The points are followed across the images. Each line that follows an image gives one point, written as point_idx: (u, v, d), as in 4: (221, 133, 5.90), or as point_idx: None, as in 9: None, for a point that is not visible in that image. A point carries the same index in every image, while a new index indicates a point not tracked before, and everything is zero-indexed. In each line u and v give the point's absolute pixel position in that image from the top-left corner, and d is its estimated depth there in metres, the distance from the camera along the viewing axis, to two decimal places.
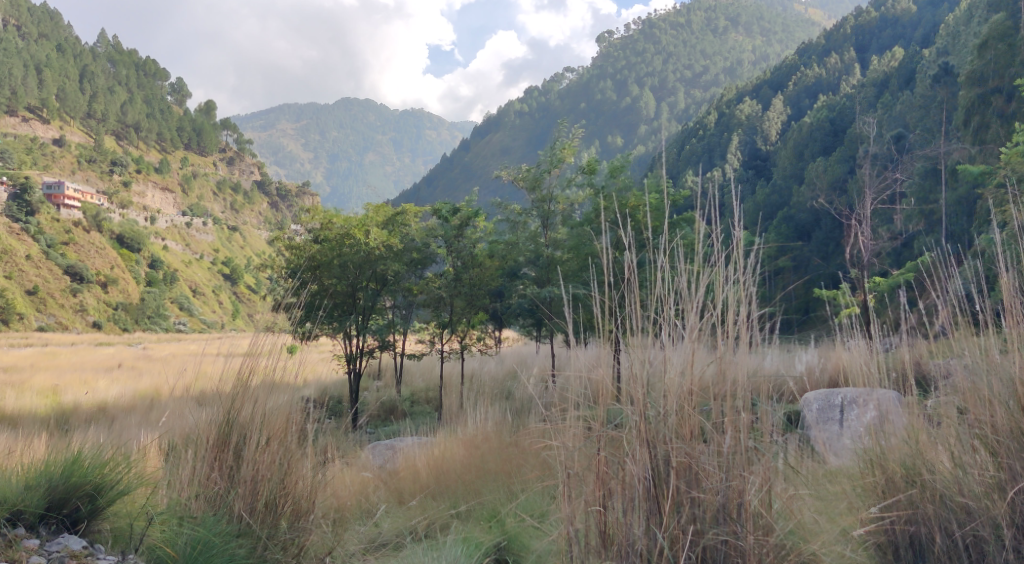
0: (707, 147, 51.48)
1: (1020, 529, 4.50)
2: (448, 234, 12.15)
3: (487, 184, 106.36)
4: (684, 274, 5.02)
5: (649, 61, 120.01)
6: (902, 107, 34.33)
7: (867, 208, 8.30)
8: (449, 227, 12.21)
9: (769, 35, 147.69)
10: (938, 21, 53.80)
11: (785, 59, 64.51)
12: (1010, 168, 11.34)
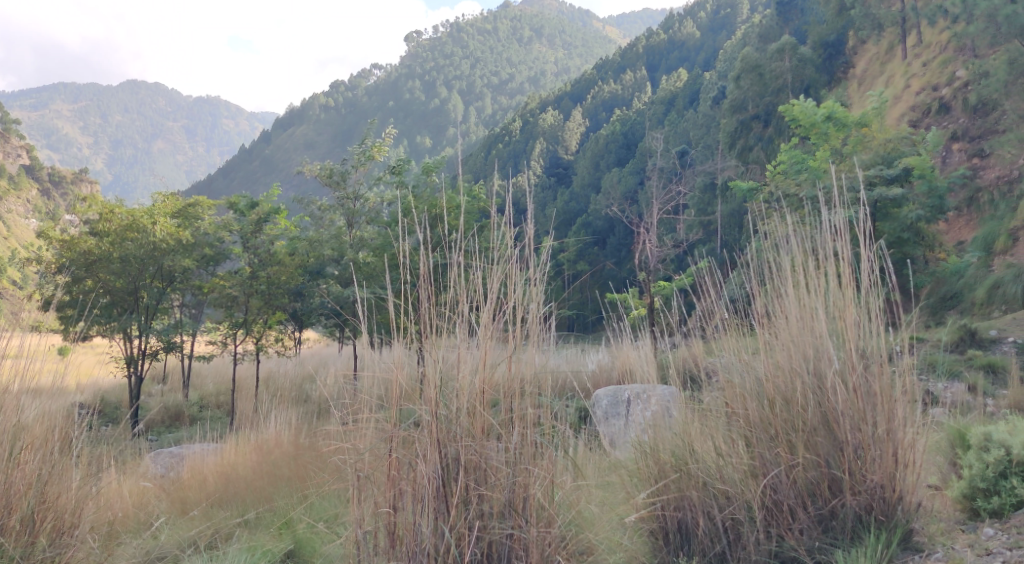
0: (514, 153, 53.19)
1: (769, 511, 5.00)
2: (245, 230, 11.78)
3: (294, 179, 103.39)
4: (480, 278, 5.18)
5: (464, 65, 122.16)
6: (686, 124, 37.47)
7: (654, 217, 8.65)
8: (246, 223, 11.85)
9: (574, 48, 155.93)
10: (716, 48, 59.41)
11: (583, 73, 68.27)
12: (772, 185, 12.71)
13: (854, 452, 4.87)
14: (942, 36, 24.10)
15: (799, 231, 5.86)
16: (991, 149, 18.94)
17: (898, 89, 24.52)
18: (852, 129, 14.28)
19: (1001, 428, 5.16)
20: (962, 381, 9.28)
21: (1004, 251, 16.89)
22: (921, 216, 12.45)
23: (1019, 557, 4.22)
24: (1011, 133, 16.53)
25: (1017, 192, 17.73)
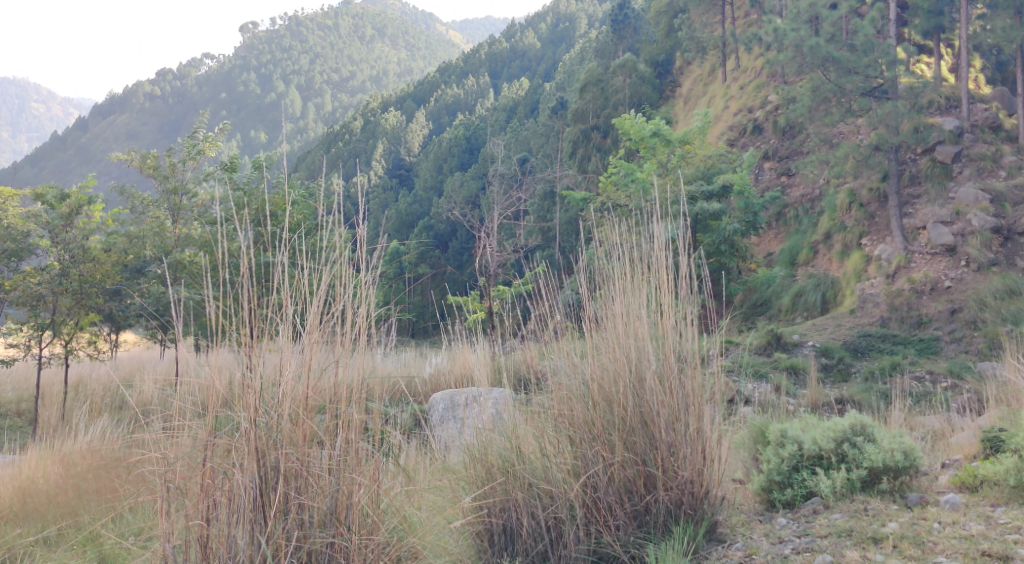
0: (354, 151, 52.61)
1: (591, 508, 4.78)
2: (54, 223, 10.67)
3: (113, 169, 96.52)
4: (308, 279, 4.95)
5: (312, 60, 119.89)
6: (527, 132, 38.58)
7: (495, 223, 8.59)
8: (56, 215, 10.70)
9: (422, 50, 157.21)
10: (557, 60, 61.85)
11: (427, 76, 69.05)
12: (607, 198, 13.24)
13: (667, 450, 4.75)
14: (755, 63, 26.26)
15: (630, 238, 5.77)
16: (796, 169, 20.71)
17: (718, 110, 26.28)
18: (677, 145, 15.12)
19: (796, 426, 5.26)
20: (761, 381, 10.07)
21: (806, 263, 18.63)
22: (737, 230, 13.54)
23: (807, 544, 4.30)
24: (814, 154, 18.10)
25: (818, 209, 19.50)
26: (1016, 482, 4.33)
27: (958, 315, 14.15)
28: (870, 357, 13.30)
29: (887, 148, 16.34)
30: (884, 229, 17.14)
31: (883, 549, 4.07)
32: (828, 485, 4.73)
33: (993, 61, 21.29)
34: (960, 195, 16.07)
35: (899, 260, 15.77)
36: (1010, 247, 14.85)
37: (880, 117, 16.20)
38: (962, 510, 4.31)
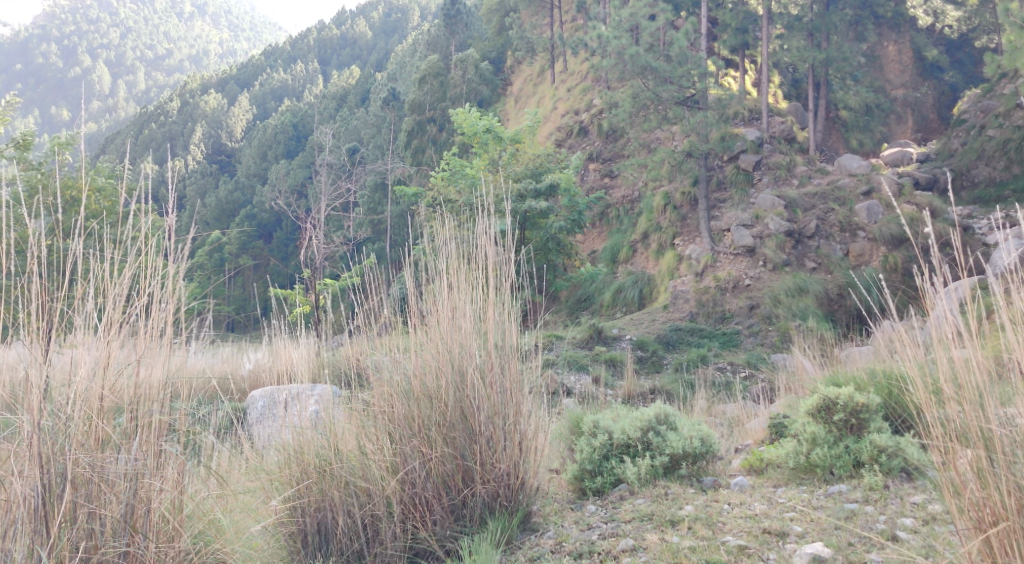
0: (168, 135, 51.02)
1: (409, 504, 4.53)
2: None
3: None
4: (103, 267, 4.28)
5: (126, 34, 112.66)
6: (357, 122, 38.44)
7: (322, 214, 8.34)
8: None
9: (250, 30, 152.05)
10: (388, 51, 61.87)
11: (252, 58, 67.53)
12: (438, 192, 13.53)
13: (486, 444, 4.63)
14: (581, 67, 27.33)
15: (456, 232, 5.45)
16: (618, 171, 21.71)
17: (546, 110, 27.10)
18: (507, 143, 15.39)
19: (607, 417, 5.45)
20: (577, 374, 10.51)
21: (625, 261, 19.51)
22: (563, 227, 14.10)
23: (613, 529, 4.43)
24: (633, 158, 19.01)
25: (637, 210, 20.54)
26: (794, 463, 4.73)
27: (755, 311, 15.48)
28: (679, 349, 14.24)
29: (697, 155, 17.61)
30: (694, 230, 18.36)
31: (679, 529, 4.28)
32: (634, 471, 4.91)
33: (789, 79, 23.32)
34: (758, 201, 17.42)
35: (706, 260, 16.92)
36: (800, 249, 16.33)
37: (693, 126, 17.54)
38: (748, 491, 4.65)
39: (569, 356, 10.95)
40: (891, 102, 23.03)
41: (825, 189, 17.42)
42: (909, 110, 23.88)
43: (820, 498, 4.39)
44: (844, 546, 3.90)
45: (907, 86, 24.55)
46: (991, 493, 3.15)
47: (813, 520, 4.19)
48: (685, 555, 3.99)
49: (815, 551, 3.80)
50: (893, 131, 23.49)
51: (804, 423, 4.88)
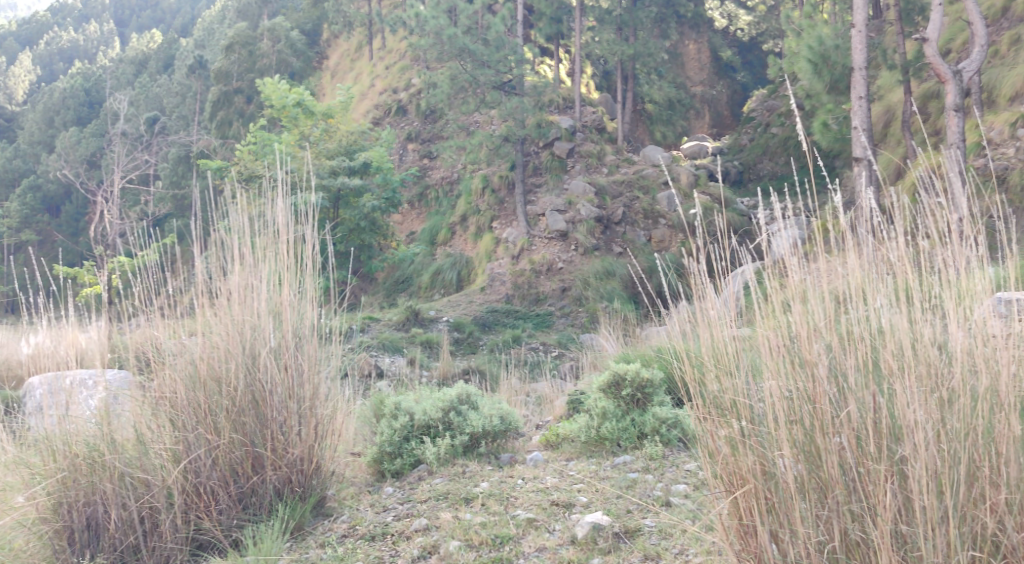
0: None
1: (191, 494, 4.33)
2: None
3: None
4: None
5: None
6: (158, 90, 36.36)
7: (114, 188, 7.56)
8: None
9: None
10: (195, 15, 58.94)
11: (35, 14, 62.16)
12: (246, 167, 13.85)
13: (277, 428, 4.53)
14: (399, 45, 27.33)
15: (250, 209, 5.27)
16: (436, 153, 21.88)
17: (364, 87, 26.87)
18: (319, 118, 15.36)
19: (409, 399, 5.48)
20: (389, 355, 11.03)
21: (444, 243, 19.75)
22: (376, 206, 14.80)
23: (407, 510, 4.47)
24: (452, 140, 19.18)
25: (456, 193, 20.85)
26: (586, 437, 4.97)
27: (567, 293, 16.16)
28: (495, 330, 14.75)
29: (514, 140, 18.23)
30: (511, 214, 18.84)
31: (472, 507, 4.36)
32: (433, 452, 4.96)
33: (601, 70, 24.39)
34: (571, 188, 18.10)
35: (522, 243, 17.46)
36: (607, 235, 17.10)
37: (509, 111, 18.04)
38: (541, 466, 4.83)
39: (383, 337, 11.50)
40: (691, 97, 24.69)
41: (631, 178, 18.33)
42: (707, 105, 25.51)
43: (606, 469, 4.63)
44: (622, 513, 4.16)
45: (705, 83, 26.23)
46: (739, 458, 3.49)
47: (597, 491, 4.41)
48: (474, 531, 4.08)
49: (595, 520, 4.02)
50: (691, 125, 25.12)
51: (596, 399, 5.16)
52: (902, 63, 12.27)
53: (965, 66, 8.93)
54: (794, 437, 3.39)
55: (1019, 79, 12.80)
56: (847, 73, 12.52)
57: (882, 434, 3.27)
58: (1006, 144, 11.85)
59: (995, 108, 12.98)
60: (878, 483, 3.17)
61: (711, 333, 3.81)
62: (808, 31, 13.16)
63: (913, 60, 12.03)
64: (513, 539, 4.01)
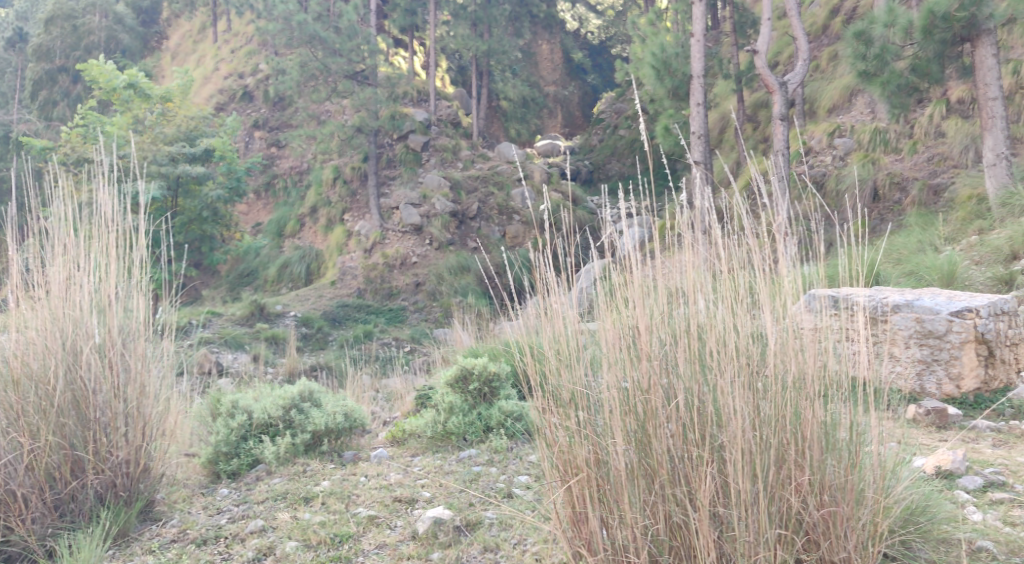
0: None
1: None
2: None
3: None
4: None
5: None
6: None
7: None
8: None
9: None
10: None
11: None
12: (72, 150, 12.93)
13: (100, 430, 4.23)
14: (245, 29, 26.33)
15: (76, 195, 4.87)
16: (285, 142, 21.24)
17: (207, 71, 25.63)
18: (156, 101, 14.57)
19: (249, 396, 5.28)
20: (230, 352, 10.66)
21: (292, 235, 19.29)
22: (219, 196, 14.48)
23: (243, 512, 4.30)
24: (302, 129, 18.60)
25: (306, 183, 20.42)
26: (432, 433, 4.99)
27: (419, 288, 16.24)
28: (344, 325, 14.79)
29: (367, 131, 17.85)
30: (363, 206, 18.57)
31: (312, 506, 4.28)
32: (272, 451, 4.82)
33: (455, 65, 24.44)
34: (426, 180, 18.06)
35: (375, 237, 17.31)
36: (463, 230, 17.29)
37: (361, 101, 17.74)
38: (386, 462, 4.80)
39: (224, 333, 11.08)
40: (544, 97, 25.19)
41: (486, 174, 18.62)
42: (559, 105, 25.98)
43: (450, 463, 4.66)
44: (464, 507, 4.17)
45: (558, 83, 26.76)
46: (574, 449, 3.56)
47: (440, 485, 4.41)
48: (312, 531, 3.99)
49: (437, 514, 4.01)
50: (545, 124, 25.64)
51: (443, 394, 5.19)
52: (735, 72, 13.03)
53: (790, 78, 9.59)
54: (626, 426, 3.49)
55: (836, 92, 13.87)
56: (686, 79, 13.13)
57: (705, 422, 3.42)
58: (823, 152, 12.87)
59: (816, 118, 14.05)
60: (699, 470, 3.33)
61: (558, 324, 3.76)
62: (652, 37, 13.70)
63: (745, 71, 12.97)
64: (352, 537, 3.94)
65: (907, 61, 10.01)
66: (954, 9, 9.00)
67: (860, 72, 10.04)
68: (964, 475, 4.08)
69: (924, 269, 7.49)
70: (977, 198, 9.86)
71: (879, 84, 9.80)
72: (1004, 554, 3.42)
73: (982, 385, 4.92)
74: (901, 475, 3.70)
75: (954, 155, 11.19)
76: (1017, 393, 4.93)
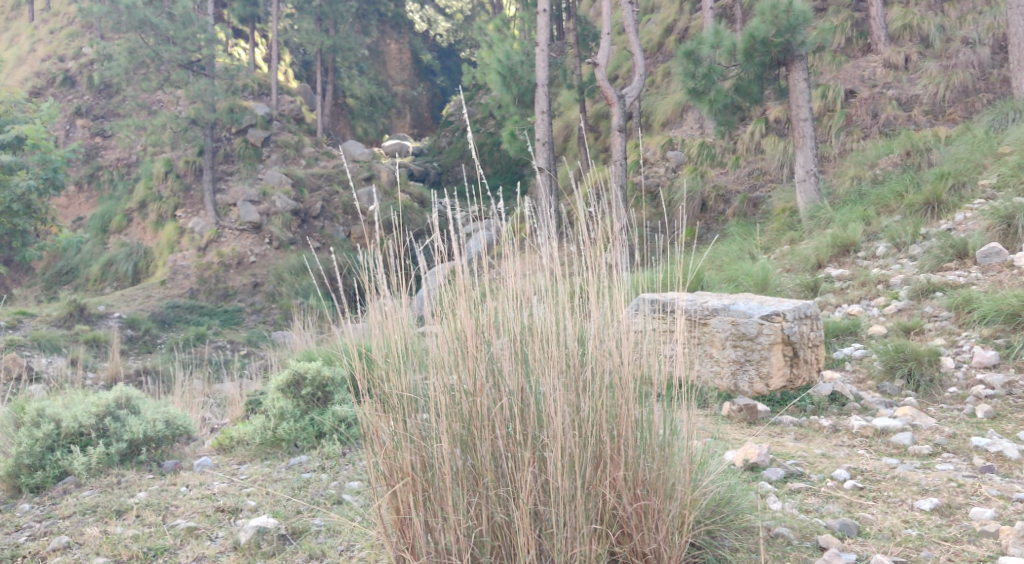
0: None
1: None
2: None
3: None
4: None
5: None
6: None
7: None
8: None
9: None
10: None
11: None
12: None
13: None
14: (67, 8, 24.46)
15: None
16: (110, 131, 19.88)
17: (21, 52, 23.56)
18: None
19: (57, 404, 4.93)
20: (44, 355, 9.98)
21: (118, 231, 18.16)
22: (33, 187, 13.46)
23: (45, 528, 4.01)
24: (130, 118, 17.61)
25: (134, 176, 19.26)
26: (260, 439, 4.87)
27: (258, 289, 15.85)
28: (176, 327, 14.13)
29: (202, 123, 17.01)
30: (197, 202, 17.75)
31: (125, 520, 4.04)
32: (82, 462, 4.52)
33: (299, 59, 23.75)
34: (266, 177, 17.72)
35: (209, 235, 16.63)
36: (305, 229, 17.20)
37: (197, 92, 16.93)
38: (209, 471, 4.60)
39: (37, 334, 10.33)
40: (391, 96, 24.97)
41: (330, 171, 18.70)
42: (407, 106, 25.76)
43: (280, 471, 4.54)
44: (290, 514, 4.04)
45: (406, 83, 26.56)
46: (399, 453, 3.46)
47: (267, 493, 4.28)
48: (124, 546, 3.76)
49: (261, 523, 3.89)
50: (393, 124, 25.39)
51: (274, 399, 5.07)
52: (578, 83, 13.46)
53: (627, 91, 10.01)
54: (453, 430, 3.47)
55: (668, 107, 14.57)
56: (531, 87, 13.36)
57: (527, 422, 3.49)
58: (657, 164, 13.57)
59: (650, 131, 14.76)
60: (522, 469, 3.39)
61: (388, 327, 3.64)
62: (499, 44, 13.87)
63: (587, 82, 13.43)
64: (168, 551, 3.75)
65: (731, 81, 10.68)
66: (771, 35, 9.85)
67: (689, 90, 10.44)
68: (767, 466, 4.40)
69: (742, 276, 8.00)
70: (789, 211, 10.75)
71: (707, 102, 10.36)
72: (797, 539, 3.72)
73: (788, 383, 5.34)
74: (709, 468, 3.94)
75: (771, 170, 12.09)
76: (817, 390, 5.37)
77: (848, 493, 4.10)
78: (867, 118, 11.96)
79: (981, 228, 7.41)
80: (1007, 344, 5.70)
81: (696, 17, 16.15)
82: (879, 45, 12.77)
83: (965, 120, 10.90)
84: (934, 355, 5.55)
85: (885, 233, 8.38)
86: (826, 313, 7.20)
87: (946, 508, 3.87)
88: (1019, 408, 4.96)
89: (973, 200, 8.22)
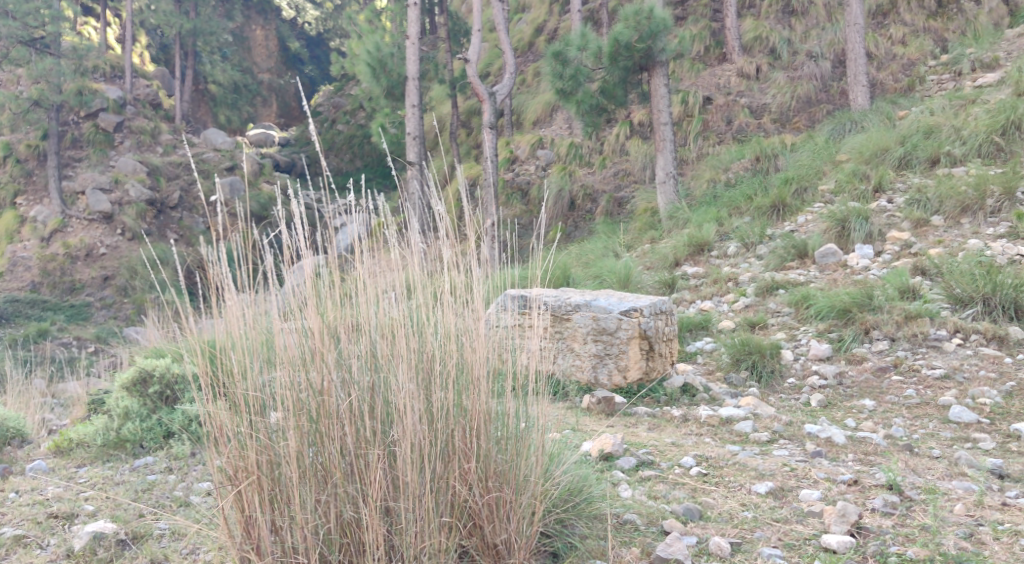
0: None
1: None
2: None
3: None
4: None
5: None
6: None
7: None
8: None
9: None
10: None
11: None
12: None
13: None
14: None
15: None
16: None
17: None
18: None
19: None
20: None
21: None
22: None
23: None
24: None
25: None
26: (102, 441, 4.65)
27: (109, 282, 15.09)
28: (14, 324, 13.40)
29: (47, 105, 16.08)
30: (41, 189, 16.74)
31: None
32: None
33: (156, 42, 22.64)
34: (118, 164, 16.85)
35: (54, 224, 15.73)
36: (162, 220, 16.41)
37: (42, 72, 15.87)
38: (44, 476, 4.34)
39: None
40: (256, 85, 24.14)
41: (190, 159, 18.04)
42: (274, 94, 24.88)
43: (123, 473, 4.35)
44: (132, 518, 3.86)
45: (272, 72, 25.75)
46: (245, 452, 3.35)
47: (107, 497, 4.07)
48: None
49: (97, 529, 3.69)
50: (258, 113, 24.54)
51: (118, 398, 4.85)
52: (449, 79, 13.53)
53: (498, 89, 10.10)
54: (301, 427, 3.38)
55: (539, 106, 14.87)
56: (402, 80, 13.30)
57: (378, 418, 3.45)
58: (528, 162, 13.83)
59: (521, 129, 15.01)
60: (372, 467, 3.35)
61: (233, 324, 3.49)
62: (368, 35, 13.70)
63: (459, 78, 13.53)
64: None
65: (596, 83, 10.98)
66: (635, 40, 10.21)
67: (557, 90, 10.68)
68: (620, 456, 4.57)
69: (607, 273, 8.27)
70: (650, 211, 11.15)
71: (574, 102, 10.62)
72: (644, 525, 3.88)
73: (644, 375, 5.57)
74: (561, 459, 4.05)
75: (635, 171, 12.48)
76: (671, 382, 5.63)
77: (693, 479, 4.31)
78: (721, 124, 12.60)
79: (820, 229, 7.96)
80: (840, 337, 6.18)
81: (565, 19, 16.52)
82: (733, 55, 13.51)
83: (808, 129, 11.70)
84: (775, 348, 5.92)
85: (735, 234, 8.86)
86: (681, 309, 7.53)
87: (779, 491, 4.14)
88: (848, 396, 5.40)
89: (813, 204, 8.86)
